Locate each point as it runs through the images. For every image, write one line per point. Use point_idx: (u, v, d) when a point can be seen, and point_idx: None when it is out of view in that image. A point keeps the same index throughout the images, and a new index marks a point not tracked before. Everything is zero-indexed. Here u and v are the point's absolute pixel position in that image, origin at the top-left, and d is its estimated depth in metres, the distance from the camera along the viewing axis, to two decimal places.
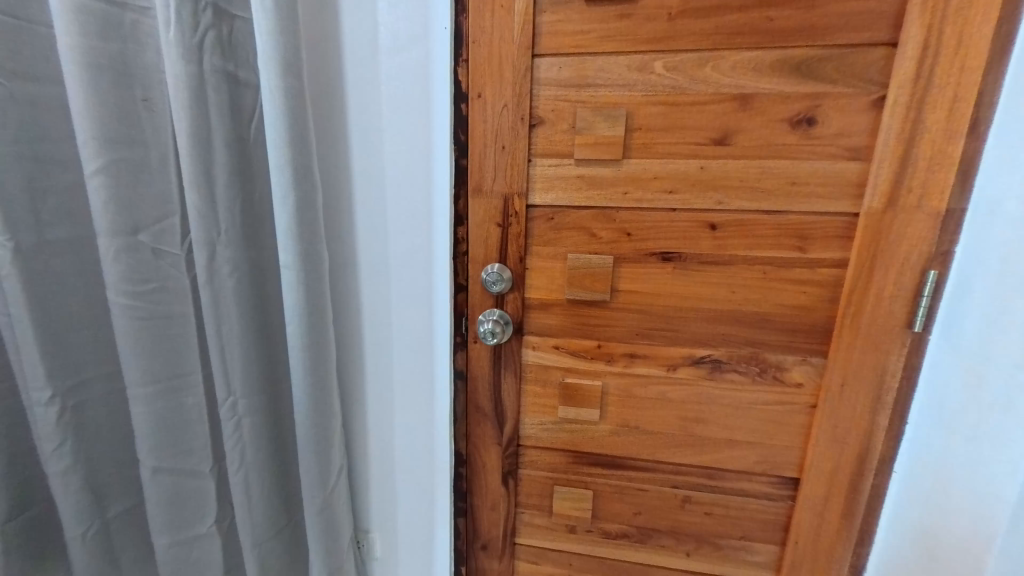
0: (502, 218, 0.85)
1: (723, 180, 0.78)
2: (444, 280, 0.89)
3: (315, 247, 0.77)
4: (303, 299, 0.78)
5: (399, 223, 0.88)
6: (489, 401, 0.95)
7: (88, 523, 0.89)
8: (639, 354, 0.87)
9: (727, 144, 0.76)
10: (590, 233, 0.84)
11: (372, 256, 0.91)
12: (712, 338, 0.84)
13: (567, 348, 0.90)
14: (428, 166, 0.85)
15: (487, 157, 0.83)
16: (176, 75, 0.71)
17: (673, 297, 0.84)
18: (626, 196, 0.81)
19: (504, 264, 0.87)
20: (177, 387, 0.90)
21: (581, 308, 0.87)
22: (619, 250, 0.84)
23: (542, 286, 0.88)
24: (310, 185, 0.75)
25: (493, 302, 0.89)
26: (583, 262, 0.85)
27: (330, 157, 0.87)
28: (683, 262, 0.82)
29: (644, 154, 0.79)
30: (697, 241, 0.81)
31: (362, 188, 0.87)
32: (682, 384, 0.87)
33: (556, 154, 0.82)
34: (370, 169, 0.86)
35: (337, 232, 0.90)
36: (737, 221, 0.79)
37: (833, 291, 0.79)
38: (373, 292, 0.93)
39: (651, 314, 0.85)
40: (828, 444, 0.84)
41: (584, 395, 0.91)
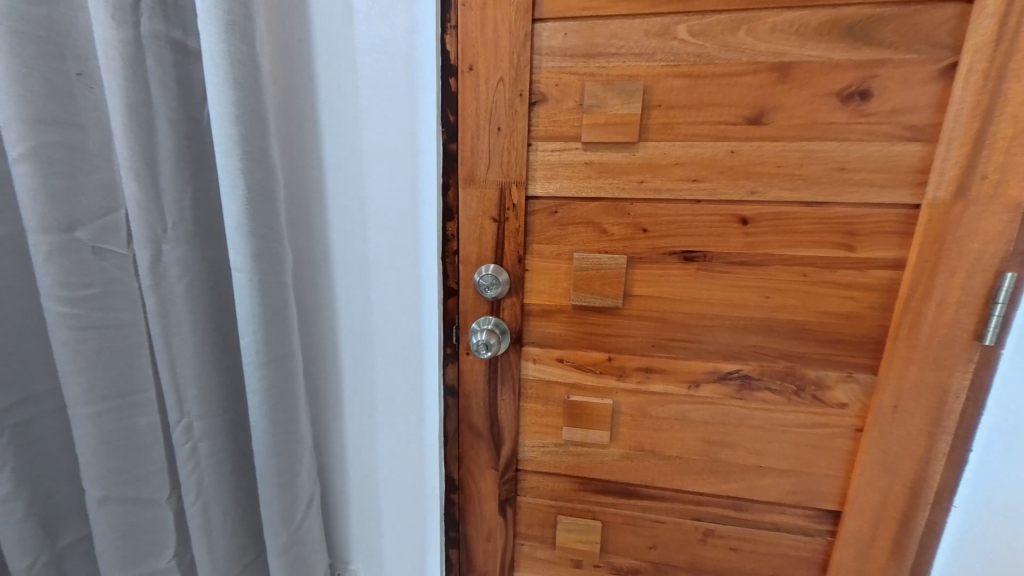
0: (497, 212, 0.73)
1: (757, 166, 0.66)
2: (431, 285, 0.78)
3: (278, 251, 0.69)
4: (260, 307, 0.69)
5: (380, 219, 0.76)
6: (484, 421, 0.83)
7: (36, 554, 0.78)
8: (656, 369, 0.76)
9: (763, 123, 0.65)
10: (599, 228, 0.72)
11: (350, 256, 0.79)
12: (741, 351, 0.73)
13: (573, 362, 0.78)
14: (412, 152, 0.73)
15: (481, 140, 0.71)
16: (106, 39, 0.60)
17: (694, 304, 0.72)
18: (642, 186, 0.69)
19: (499, 265, 0.75)
20: (129, 406, 0.78)
21: (589, 316, 0.76)
22: (633, 249, 0.72)
23: (544, 291, 0.76)
24: (271, 177, 0.67)
25: (488, 308, 0.77)
26: (592, 262, 0.73)
27: (298, 143, 0.75)
28: (708, 262, 0.70)
29: (663, 136, 0.67)
30: (725, 238, 0.69)
31: (336, 178, 0.76)
32: (706, 403, 0.76)
33: (560, 136, 0.70)
34: (345, 156, 0.75)
35: (309, 229, 0.79)
36: (773, 214, 0.67)
37: (884, 297, 0.67)
38: (351, 298, 0.81)
39: (670, 323, 0.74)
40: (875, 474, 0.72)
41: (592, 415, 0.79)
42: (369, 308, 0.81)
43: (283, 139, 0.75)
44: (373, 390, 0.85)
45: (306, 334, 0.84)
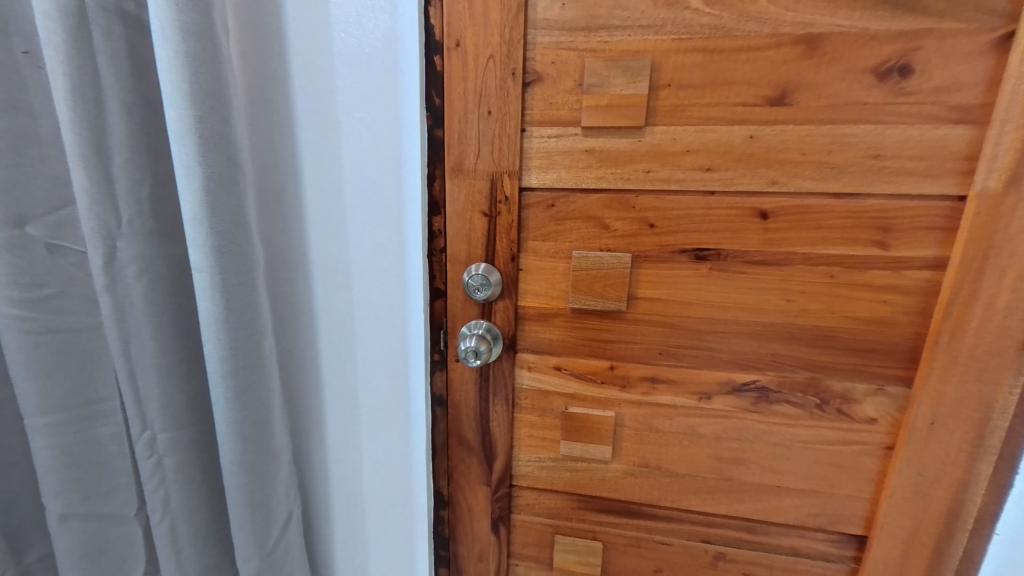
0: (488, 205, 0.66)
1: (780, 153, 0.58)
2: (416, 286, 0.71)
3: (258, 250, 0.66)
4: (224, 310, 0.63)
5: (361, 213, 0.69)
6: (475, 433, 0.76)
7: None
8: (663, 379, 0.69)
9: (787, 104, 0.57)
10: (601, 224, 0.65)
11: (329, 253, 0.72)
12: (758, 360, 0.66)
13: (571, 370, 0.71)
14: (394, 138, 0.66)
15: (470, 125, 0.64)
16: (45, 10, 0.53)
17: (706, 308, 0.65)
18: (648, 176, 0.62)
19: (491, 264, 0.68)
20: (92, 416, 0.71)
21: (589, 321, 0.69)
22: (639, 247, 0.65)
23: (539, 293, 0.69)
24: (239, 169, 0.61)
25: (478, 312, 0.71)
26: (593, 261, 0.66)
27: (270, 130, 0.68)
28: (722, 262, 0.63)
29: (673, 119, 0.60)
30: (742, 235, 0.62)
31: (312, 168, 0.69)
32: (718, 417, 0.69)
33: (557, 121, 0.63)
34: (321, 144, 0.68)
35: (283, 224, 0.72)
36: (796, 208, 0.60)
37: (922, 301, 0.60)
38: (331, 299, 0.74)
39: (679, 329, 0.66)
40: (907, 497, 0.65)
41: (593, 428, 0.73)
42: (350, 311, 0.74)
43: (252, 126, 0.68)
44: (356, 399, 0.79)
45: (282, 339, 0.78)
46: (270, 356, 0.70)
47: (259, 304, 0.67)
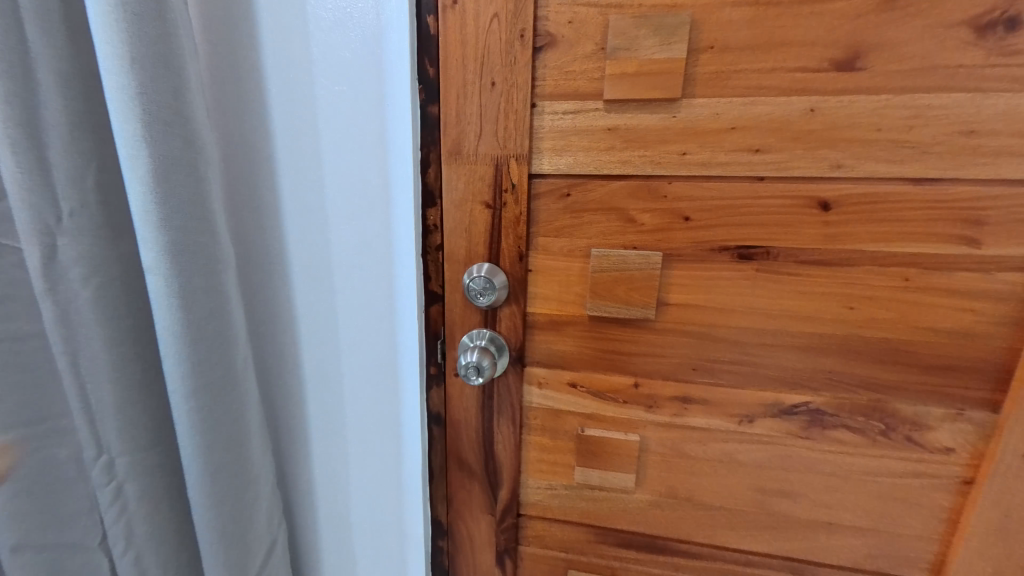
0: (492, 195, 0.56)
1: (847, 130, 0.48)
2: (409, 289, 0.61)
3: (229, 247, 0.57)
4: (183, 320, 0.54)
5: (345, 203, 0.60)
6: (477, 456, 0.67)
7: None
8: (695, 399, 0.59)
9: (858, 68, 0.46)
10: (625, 217, 0.55)
11: (310, 251, 0.63)
12: (810, 378, 0.55)
13: (588, 387, 0.62)
14: (380, 115, 0.56)
15: (470, 100, 0.54)
16: None
17: (749, 318, 0.55)
18: (683, 159, 0.52)
19: (495, 265, 0.58)
20: (47, 435, 0.60)
21: (609, 330, 0.59)
22: (670, 244, 0.54)
23: (551, 298, 0.59)
24: (199, 152, 0.52)
25: (480, 320, 0.61)
26: (615, 260, 0.56)
27: (237, 108, 0.59)
28: (771, 262, 0.53)
29: (714, 89, 0.49)
30: (796, 230, 0.51)
31: (286, 151, 0.59)
32: (759, 442, 0.59)
33: (574, 94, 0.52)
34: (295, 123, 0.58)
35: (257, 218, 0.63)
36: (865, 198, 0.49)
37: (1018, 310, 0.49)
38: (312, 303, 0.65)
39: (716, 341, 0.56)
40: (985, 538, 0.56)
41: (613, 454, 0.63)
42: (334, 316, 0.65)
43: (214, 102, 0.59)
44: (342, 415, 0.70)
45: (258, 348, 0.69)
46: (246, 369, 0.61)
47: (230, 309, 0.58)
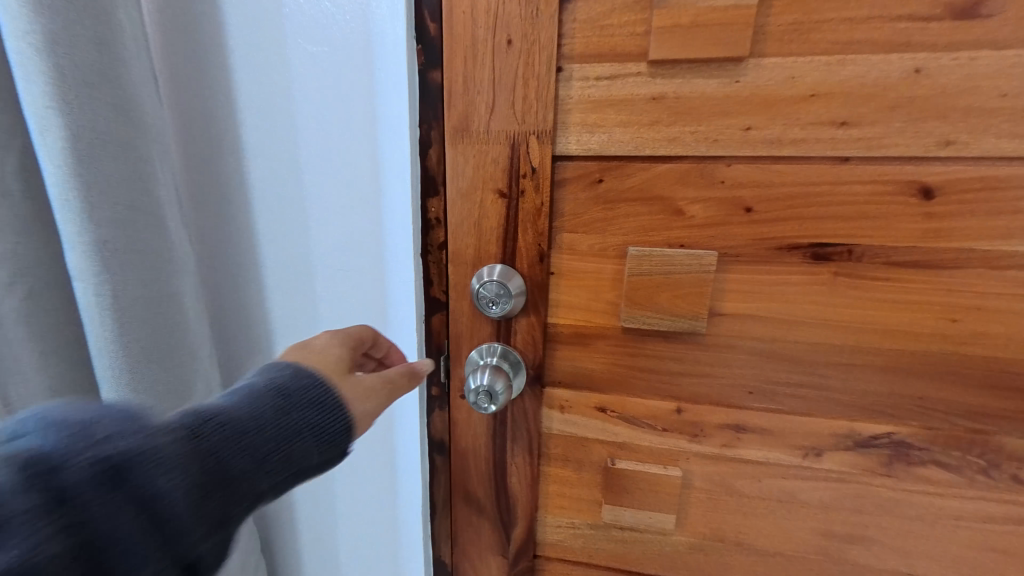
0: (507, 182, 0.46)
1: (963, 96, 0.38)
2: (407, 296, 0.53)
3: (183, 244, 0.48)
4: (120, 334, 0.45)
5: (328, 195, 0.50)
6: (487, 492, 0.57)
7: None
8: (750, 427, 0.49)
9: (983, 16, 0.36)
10: (671, 208, 0.45)
11: (285, 249, 0.53)
12: (895, 405, 0.46)
13: (620, 412, 0.52)
14: (370, 89, 0.47)
15: (481, 62, 0.43)
16: None
17: (822, 331, 0.45)
18: (746, 136, 0.42)
19: (510, 267, 0.48)
20: None
21: (649, 346, 0.49)
22: (727, 242, 0.44)
23: (577, 306, 0.49)
24: (136, 129, 0.43)
25: (492, 332, 0.51)
26: (657, 261, 0.46)
27: (193, 80, 0.49)
28: (852, 263, 0.43)
29: (791, 46, 0.39)
30: (886, 224, 0.41)
31: (253, 132, 0.50)
32: (826, 479, 0.49)
33: (611, 54, 0.42)
34: (266, 98, 0.48)
35: (223, 212, 0.53)
36: (980, 183, 0.39)
37: None
38: (288, 311, 0.56)
39: (780, 359, 0.46)
40: None
41: (649, 490, 0.53)
42: (315, 327, 0.56)
43: (166, 74, 0.49)
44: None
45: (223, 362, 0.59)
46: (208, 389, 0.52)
47: (184, 317, 0.49)
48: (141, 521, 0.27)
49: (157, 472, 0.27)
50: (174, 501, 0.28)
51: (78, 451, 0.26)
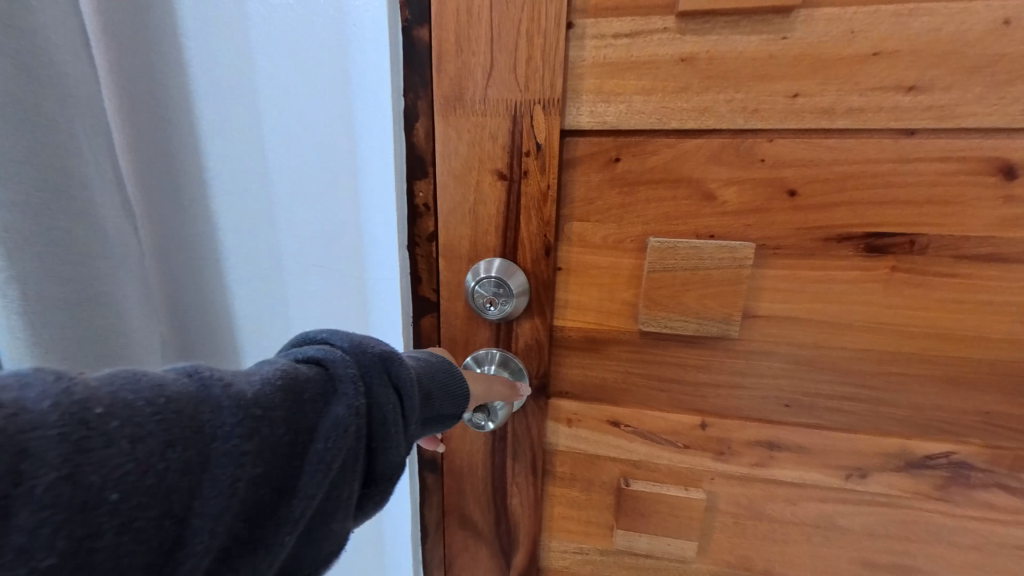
0: (508, 161, 0.39)
1: None
2: (393, 297, 0.45)
3: (121, 240, 0.42)
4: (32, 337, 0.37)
5: (297, 179, 0.44)
6: (485, 515, 0.51)
7: None
8: (786, 445, 0.43)
9: None
10: (700, 192, 0.38)
11: (250, 244, 0.47)
12: (954, 420, 0.40)
13: (637, 427, 0.45)
14: (343, 51, 0.39)
15: (476, 15, 0.36)
16: None
17: (874, 336, 0.39)
18: (793, 105, 0.35)
19: (512, 261, 0.41)
20: None
21: (671, 352, 0.42)
22: (766, 231, 0.38)
23: (589, 307, 0.43)
24: (65, 101, 0.37)
25: (490, 336, 0.44)
26: (682, 255, 0.39)
27: (137, 45, 0.42)
28: (913, 256, 0.37)
29: None
30: (956, 210, 0.35)
31: (208, 105, 0.43)
32: (871, 504, 0.43)
33: (632, 6, 0.35)
34: (221, 63, 0.42)
35: (177, 197, 0.46)
36: None
37: None
38: (257, 314, 0.49)
39: (824, 368, 0.40)
40: None
41: (669, 515, 0.47)
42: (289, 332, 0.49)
43: (105, 37, 0.42)
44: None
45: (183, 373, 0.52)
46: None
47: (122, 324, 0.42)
48: (382, 432, 0.29)
49: (399, 402, 0.30)
50: (403, 429, 0.31)
51: (363, 359, 0.30)
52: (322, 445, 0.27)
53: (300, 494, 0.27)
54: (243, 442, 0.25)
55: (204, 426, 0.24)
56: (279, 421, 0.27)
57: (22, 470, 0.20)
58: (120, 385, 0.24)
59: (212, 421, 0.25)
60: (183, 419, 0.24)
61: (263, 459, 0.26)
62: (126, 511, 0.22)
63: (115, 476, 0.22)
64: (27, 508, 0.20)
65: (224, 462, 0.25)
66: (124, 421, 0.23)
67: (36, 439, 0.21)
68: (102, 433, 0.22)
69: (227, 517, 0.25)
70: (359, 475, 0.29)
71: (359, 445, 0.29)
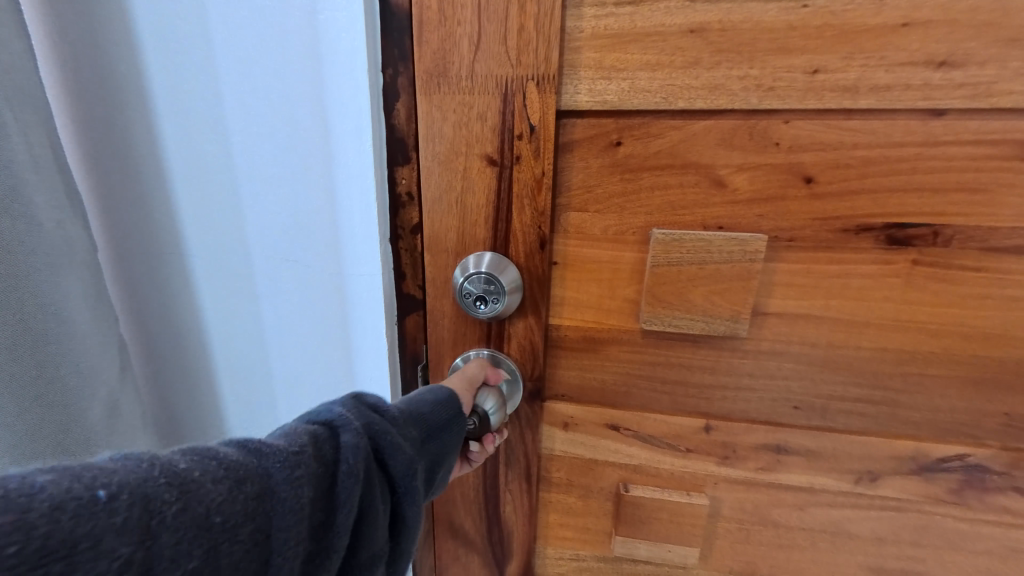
0: (498, 144, 0.35)
1: None
2: (373, 300, 0.42)
3: (64, 235, 0.39)
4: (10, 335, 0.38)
5: (264, 171, 0.40)
6: (476, 523, 0.48)
7: None
8: (794, 449, 0.41)
9: None
10: (708, 179, 0.35)
11: (217, 247, 0.44)
12: (973, 422, 0.38)
13: (638, 431, 0.43)
14: (309, 29, 0.35)
15: None
16: None
17: (891, 335, 0.36)
18: (813, 81, 0.32)
19: (503, 256, 0.38)
20: None
21: (674, 352, 0.40)
22: (780, 221, 0.35)
23: (587, 304, 0.40)
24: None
25: (480, 337, 0.41)
26: (689, 247, 0.36)
27: (86, 28, 0.39)
28: (938, 249, 0.34)
29: None
30: (984, 199, 0.32)
31: (163, 82, 0.39)
32: (881, 509, 0.41)
33: None
34: (174, 34, 0.38)
35: (138, 187, 0.43)
36: None
37: None
38: (227, 320, 0.46)
39: (837, 369, 0.38)
40: None
41: (671, 522, 0.44)
42: (262, 333, 0.46)
43: (57, 22, 0.39)
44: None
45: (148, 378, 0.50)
46: (105, 416, 0.44)
47: (64, 328, 0.40)
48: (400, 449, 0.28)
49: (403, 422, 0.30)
50: (401, 434, 0.30)
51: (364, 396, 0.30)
52: (352, 459, 0.26)
53: (352, 511, 0.26)
54: (298, 468, 0.24)
55: (264, 461, 0.24)
56: (323, 451, 0.26)
57: (150, 508, 0.20)
58: (190, 446, 0.23)
59: (265, 457, 0.24)
60: (247, 458, 0.24)
61: (313, 482, 0.25)
62: (229, 531, 0.22)
63: (214, 506, 0.22)
64: (163, 536, 0.20)
65: (285, 488, 0.24)
66: (203, 468, 0.22)
67: (150, 488, 0.21)
68: (194, 475, 0.22)
69: (299, 536, 0.24)
70: (390, 487, 0.28)
71: (383, 466, 0.28)
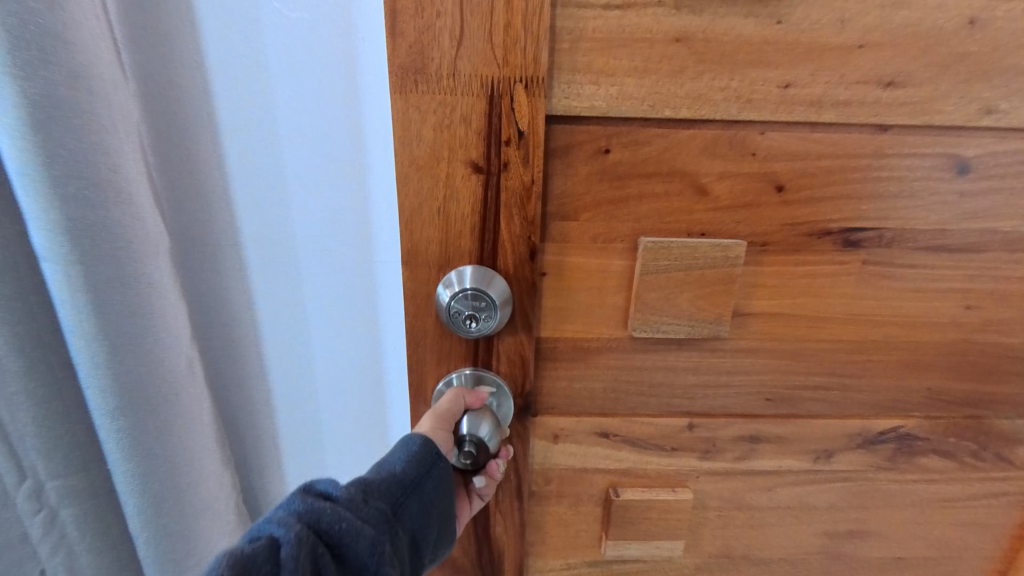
0: (485, 149, 0.33)
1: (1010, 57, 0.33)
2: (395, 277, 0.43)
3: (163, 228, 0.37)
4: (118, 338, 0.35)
5: (317, 158, 0.40)
6: (464, 549, 0.45)
7: None
8: (766, 437, 0.44)
9: None
10: (692, 187, 0.35)
11: (260, 238, 0.42)
12: (905, 398, 0.43)
13: (627, 436, 0.43)
14: (349, 23, 0.36)
15: None
16: None
17: (846, 327, 0.40)
18: (784, 95, 0.33)
19: (493, 269, 0.35)
20: None
21: (661, 356, 0.40)
22: (755, 227, 0.37)
23: (575, 314, 0.39)
24: (91, 74, 0.31)
25: (467, 355, 0.38)
26: (675, 254, 0.37)
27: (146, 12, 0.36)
28: (883, 250, 0.38)
29: None
30: (918, 205, 0.37)
31: (218, 67, 0.38)
32: (834, 480, 0.46)
33: None
34: (231, 20, 0.37)
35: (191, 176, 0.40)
36: (1009, 157, 0.36)
37: None
38: (270, 313, 0.45)
39: (802, 361, 0.41)
40: None
41: (659, 520, 0.45)
42: (307, 322, 0.45)
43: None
44: (327, 457, 0.51)
45: None
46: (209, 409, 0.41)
47: (167, 332, 0.37)
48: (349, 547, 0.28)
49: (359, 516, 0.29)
50: (356, 527, 0.29)
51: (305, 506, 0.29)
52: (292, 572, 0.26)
53: None
54: None
55: None
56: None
57: None
58: None
59: None
60: None
61: None
62: None
63: None
64: None
65: None
66: None
67: None
68: None
69: None
70: None
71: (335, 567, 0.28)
